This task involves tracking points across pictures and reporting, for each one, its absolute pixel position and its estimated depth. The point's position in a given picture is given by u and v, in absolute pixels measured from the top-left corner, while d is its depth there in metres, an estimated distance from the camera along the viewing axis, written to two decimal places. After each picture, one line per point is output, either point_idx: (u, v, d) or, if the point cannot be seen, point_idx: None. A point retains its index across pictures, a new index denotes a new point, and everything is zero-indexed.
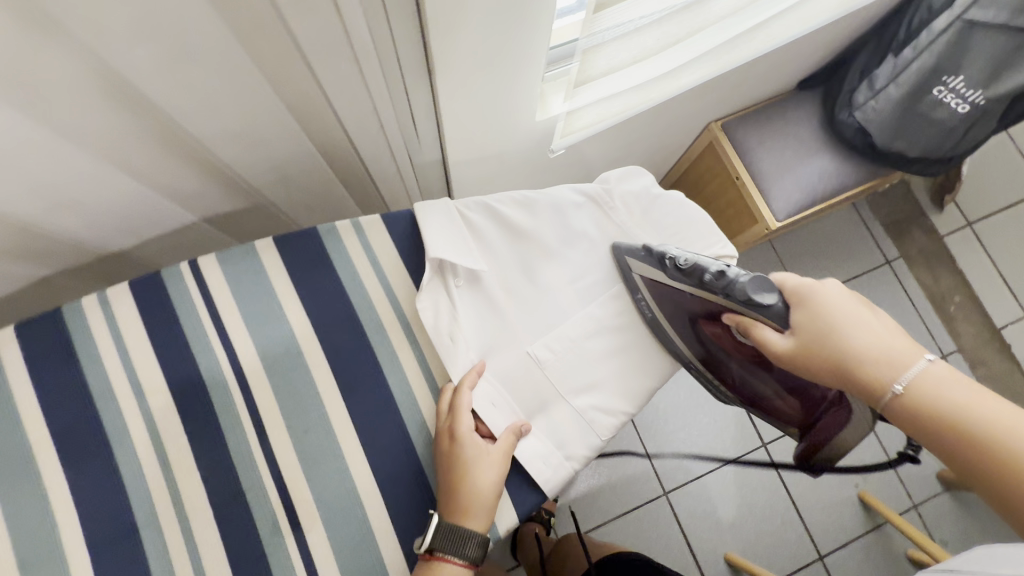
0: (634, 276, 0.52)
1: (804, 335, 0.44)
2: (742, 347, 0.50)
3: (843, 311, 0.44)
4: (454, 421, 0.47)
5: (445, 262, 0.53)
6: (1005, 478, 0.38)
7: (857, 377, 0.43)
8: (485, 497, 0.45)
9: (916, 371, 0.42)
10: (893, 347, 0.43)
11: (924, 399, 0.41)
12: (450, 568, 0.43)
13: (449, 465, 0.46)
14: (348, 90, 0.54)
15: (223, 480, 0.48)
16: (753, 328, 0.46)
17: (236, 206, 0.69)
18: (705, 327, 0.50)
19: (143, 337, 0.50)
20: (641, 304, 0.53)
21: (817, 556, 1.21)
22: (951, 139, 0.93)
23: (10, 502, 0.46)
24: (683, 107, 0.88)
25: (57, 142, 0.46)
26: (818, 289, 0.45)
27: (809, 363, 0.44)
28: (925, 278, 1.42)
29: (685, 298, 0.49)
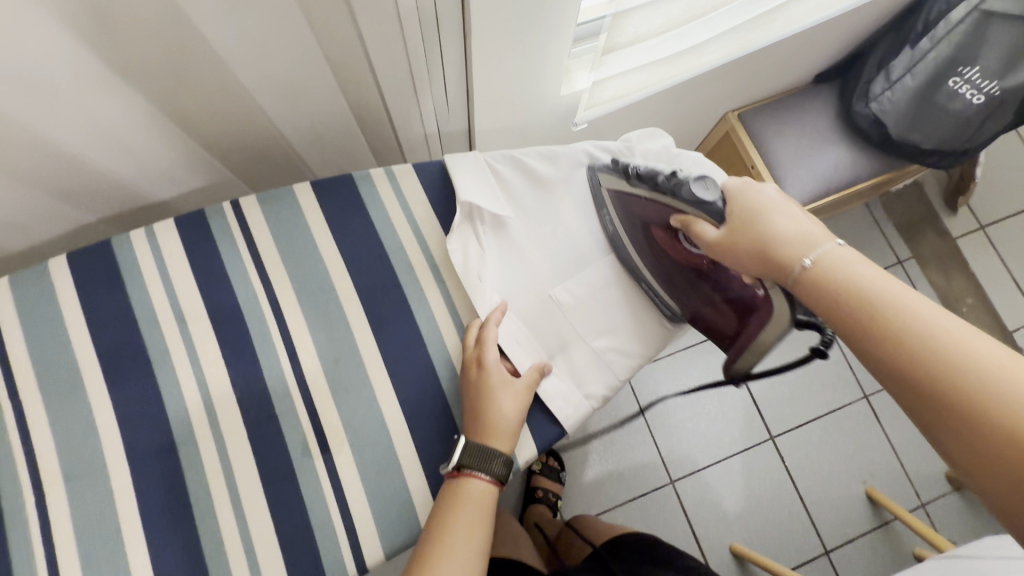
0: (602, 190, 0.54)
1: (732, 221, 0.45)
2: (685, 254, 0.50)
3: (772, 204, 0.45)
4: (481, 352, 0.50)
5: (475, 209, 0.55)
6: (924, 376, 0.34)
7: (773, 258, 0.43)
8: (509, 423, 0.49)
9: (827, 249, 0.41)
10: (816, 238, 0.42)
11: (834, 275, 0.40)
12: (476, 484, 0.46)
13: (475, 391, 0.49)
14: (387, 47, 0.57)
15: (257, 404, 0.50)
16: (693, 224, 0.47)
17: (270, 162, 0.72)
18: (655, 233, 0.51)
19: (187, 268, 0.53)
20: (606, 218, 0.55)
21: (822, 551, 1.20)
22: (968, 131, 0.93)
23: (58, 415, 0.49)
24: (703, 90, 0.90)
25: (120, 79, 0.49)
26: (750, 186, 0.46)
27: (736, 249, 0.45)
28: (937, 279, 1.43)
29: (641, 204, 0.50)
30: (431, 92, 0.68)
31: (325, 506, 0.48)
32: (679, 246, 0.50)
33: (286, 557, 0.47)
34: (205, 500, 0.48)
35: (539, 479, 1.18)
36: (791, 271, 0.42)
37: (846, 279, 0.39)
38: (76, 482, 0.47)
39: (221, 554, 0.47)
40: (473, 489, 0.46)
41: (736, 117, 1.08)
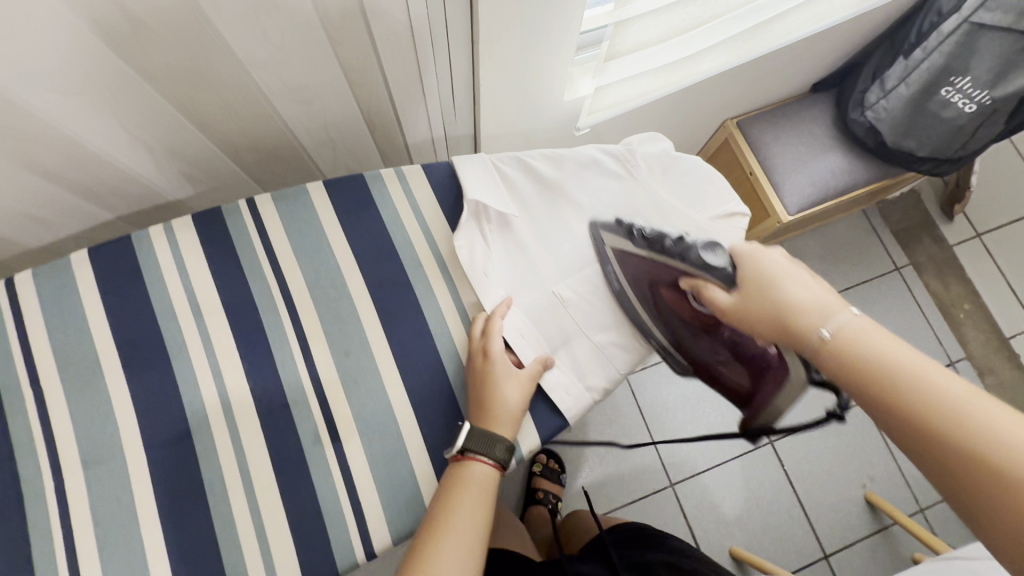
0: (606, 248, 0.56)
1: (746, 289, 0.48)
2: (695, 314, 0.53)
3: (782, 269, 0.47)
4: (486, 343, 0.52)
5: (481, 208, 0.58)
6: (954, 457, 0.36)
7: (790, 327, 0.44)
8: (512, 412, 0.50)
9: (845, 320, 0.42)
10: (829, 303, 0.43)
11: (855, 348, 0.41)
12: (479, 467, 0.48)
13: (480, 381, 0.51)
14: (398, 51, 0.59)
15: (270, 393, 0.52)
16: (703, 288, 0.51)
17: (282, 162, 0.75)
18: (664, 294, 0.54)
19: (203, 263, 0.55)
20: (610, 275, 0.56)
21: (822, 555, 1.21)
22: (960, 138, 0.96)
23: (77, 402, 0.50)
24: (702, 98, 0.93)
25: (143, 81, 0.52)
26: (760, 251, 0.49)
27: (750, 317, 0.47)
28: (934, 285, 1.44)
29: (651, 266, 0.54)
30: (439, 96, 0.70)
31: (335, 493, 0.50)
32: (690, 307, 0.53)
33: (297, 541, 0.49)
34: (219, 486, 0.49)
35: (540, 480, 1.19)
36: (810, 342, 0.43)
37: (868, 351, 0.40)
38: (94, 468, 0.49)
39: (233, 539, 0.48)
40: (483, 474, 0.48)
41: (735, 125, 1.11)
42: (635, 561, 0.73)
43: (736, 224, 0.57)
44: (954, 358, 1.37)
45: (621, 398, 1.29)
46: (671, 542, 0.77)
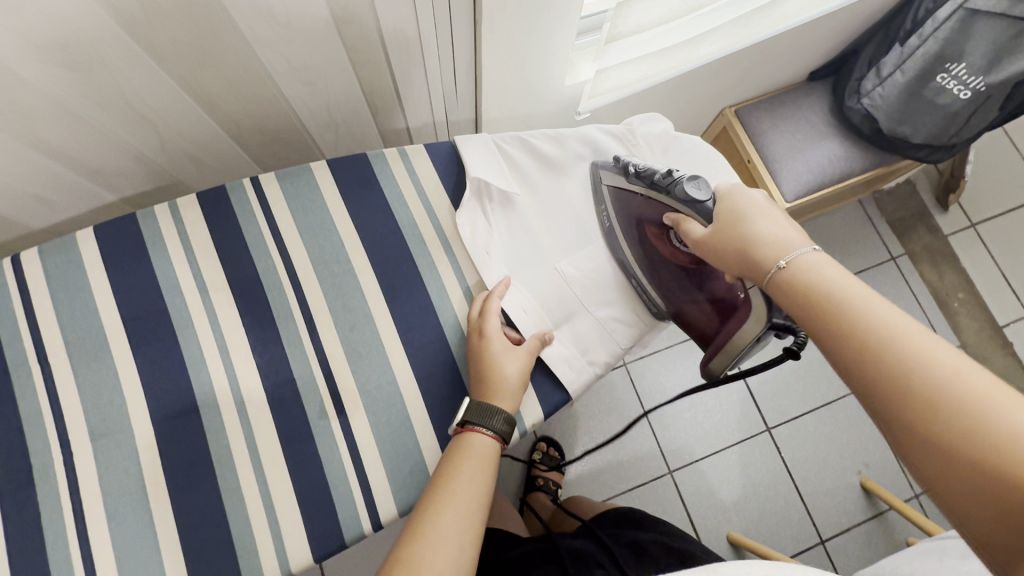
0: (603, 187, 0.57)
1: (720, 222, 0.48)
2: (673, 253, 0.54)
3: (755, 206, 0.47)
4: (483, 321, 0.52)
5: (483, 185, 0.58)
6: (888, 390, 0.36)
7: (752, 259, 0.45)
8: (512, 384, 0.51)
9: (803, 253, 0.43)
10: (792, 243, 0.44)
11: (807, 279, 0.42)
12: (479, 438, 0.49)
13: (480, 357, 0.51)
14: (401, 32, 0.59)
15: (276, 368, 0.53)
16: (684, 222, 0.51)
17: (284, 144, 0.75)
18: (649, 231, 0.55)
19: (208, 240, 0.55)
20: (604, 213, 0.58)
21: (818, 540, 1.22)
22: (955, 124, 0.97)
23: (84, 377, 0.51)
24: (699, 84, 0.94)
25: (147, 58, 0.52)
26: (739, 192, 0.49)
27: (718, 247, 0.48)
28: (929, 275, 1.46)
29: (637, 200, 0.54)
30: (441, 78, 0.70)
31: (341, 465, 0.51)
32: (670, 245, 0.54)
33: (303, 511, 0.49)
34: (226, 460, 0.50)
35: (538, 467, 1.20)
36: (769, 273, 0.44)
37: (819, 283, 0.41)
38: (102, 441, 0.49)
39: (240, 510, 0.49)
40: (485, 448, 0.49)
41: (733, 113, 1.12)
42: (630, 540, 0.73)
43: None
44: (948, 346, 1.39)
45: (620, 386, 1.30)
46: (660, 526, 0.78)
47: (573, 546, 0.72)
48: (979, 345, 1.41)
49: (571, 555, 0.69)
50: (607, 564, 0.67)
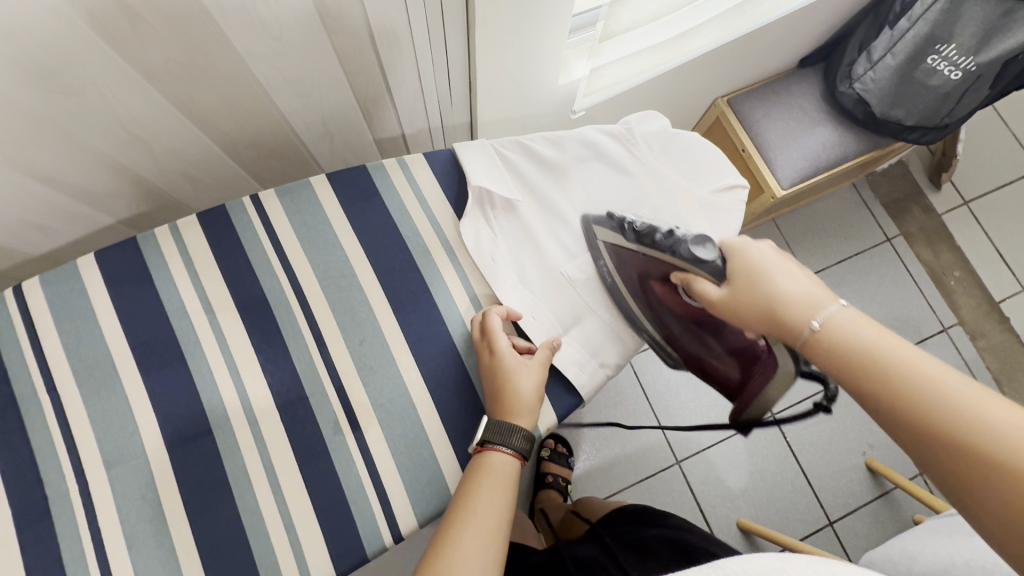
0: (597, 241, 0.56)
1: (736, 283, 0.47)
2: (686, 308, 0.52)
3: (771, 264, 0.46)
4: (490, 341, 0.52)
5: (485, 194, 0.58)
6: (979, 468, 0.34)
7: (778, 320, 0.44)
8: (528, 402, 0.51)
9: (835, 312, 0.41)
10: (817, 297, 0.42)
11: (844, 337, 0.40)
12: (499, 457, 0.49)
13: (493, 375, 0.51)
14: (395, 40, 0.59)
15: (287, 385, 0.53)
16: (694, 281, 0.50)
17: (279, 157, 0.75)
18: (655, 287, 0.53)
19: (211, 261, 0.55)
20: (600, 263, 0.57)
21: (827, 522, 1.24)
22: (947, 105, 0.98)
23: (95, 405, 0.50)
24: (691, 78, 0.94)
25: (140, 79, 0.52)
26: (749, 246, 0.48)
27: (740, 309, 0.46)
28: (925, 254, 1.47)
29: (642, 258, 0.53)
30: (436, 82, 0.70)
31: (358, 480, 0.51)
32: (679, 300, 0.52)
33: (323, 528, 0.49)
34: (243, 481, 0.50)
35: (548, 465, 1.20)
36: (801, 335, 0.42)
37: (846, 334, 0.40)
38: (116, 468, 0.49)
39: (261, 531, 0.49)
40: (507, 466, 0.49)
41: (726, 103, 1.12)
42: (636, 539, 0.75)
43: (737, 197, 0.57)
44: (947, 325, 1.40)
45: (625, 380, 1.30)
46: (664, 517, 0.80)
47: (573, 552, 0.74)
48: (976, 322, 1.42)
49: (574, 560, 0.71)
50: (607, 563, 0.69)
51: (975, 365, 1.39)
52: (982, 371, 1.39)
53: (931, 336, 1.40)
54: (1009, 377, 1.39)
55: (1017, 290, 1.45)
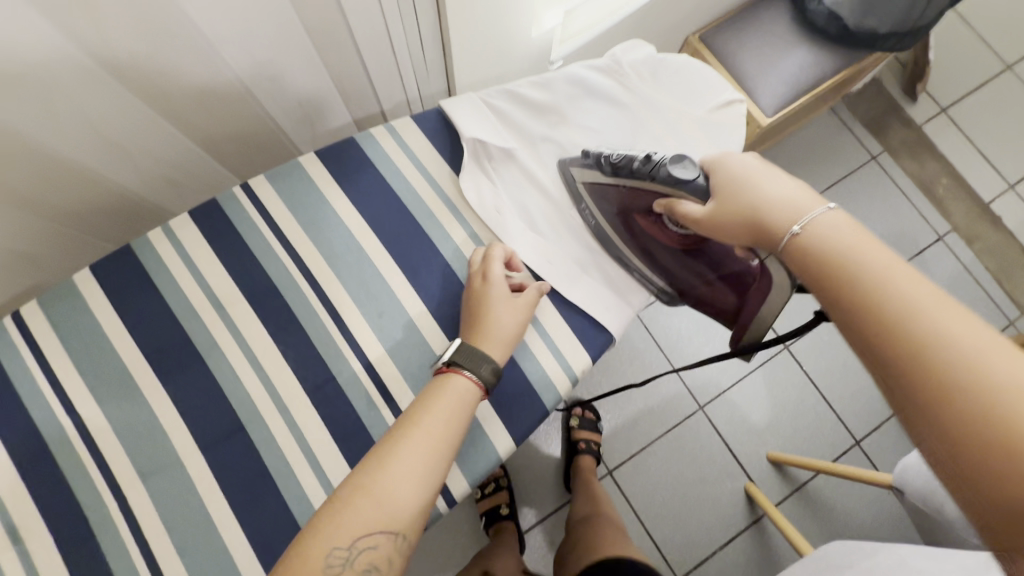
0: (578, 185, 0.56)
1: (718, 197, 0.46)
2: (676, 238, 0.52)
3: (754, 172, 0.45)
4: (487, 267, 0.51)
5: (479, 146, 0.57)
6: (921, 365, 0.33)
7: (762, 226, 0.43)
8: (503, 329, 0.49)
9: (818, 215, 0.40)
10: (800, 203, 0.42)
11: (826, 243, 0.39)
12: (460, 380, 0.46)
13: (476, 300, 0.50)
14: (364, 12, 0.57)
15: (313, 370, 0.51)
16: (675, 204, 0.48)
17: (257, 149, 0.72)
18: (640, 222, 0.53)
19: (212, 256, 0.53)
20: (584, 211, 0.57)
21: (854, 442, 1.26)
22: (917, 8, 0.97)
23: (119, 418, 0.49)
24: (661, 16, 0.92)
25: (107, 80, 0.49)
26: (732, 158, 0.47)
27: (723, 223, 0.45)
28: (910, 167, 1.48)
29: (623, 191, 0.53)
30: (409, 50, 0.67)
31: None
32: (667, 231, 0.52)
33: None
34: (285, 471, 0.49)
35: (579, 432, 1.18)
36: (780, 240, 0.42)
37: (831, 247, 0.39)
38: (153, 478, 0.48)
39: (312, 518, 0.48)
40: (463, 394, 0.46)
41: (698, 39, 1.11)
42: None
43: (735, 113, 0.58)
44: (941, 233, 1.41)
45: (637, 335, 1.30)
46: None
47: None
48: (969, 226, 1.43)
49: None
50: None
51: (974, 268, 1.41)
52: (981, 273, 1.40)
53: (928, 247, 1.42)
54: (1008, 275, 1.41)
55: (1004, 189, 1.46)
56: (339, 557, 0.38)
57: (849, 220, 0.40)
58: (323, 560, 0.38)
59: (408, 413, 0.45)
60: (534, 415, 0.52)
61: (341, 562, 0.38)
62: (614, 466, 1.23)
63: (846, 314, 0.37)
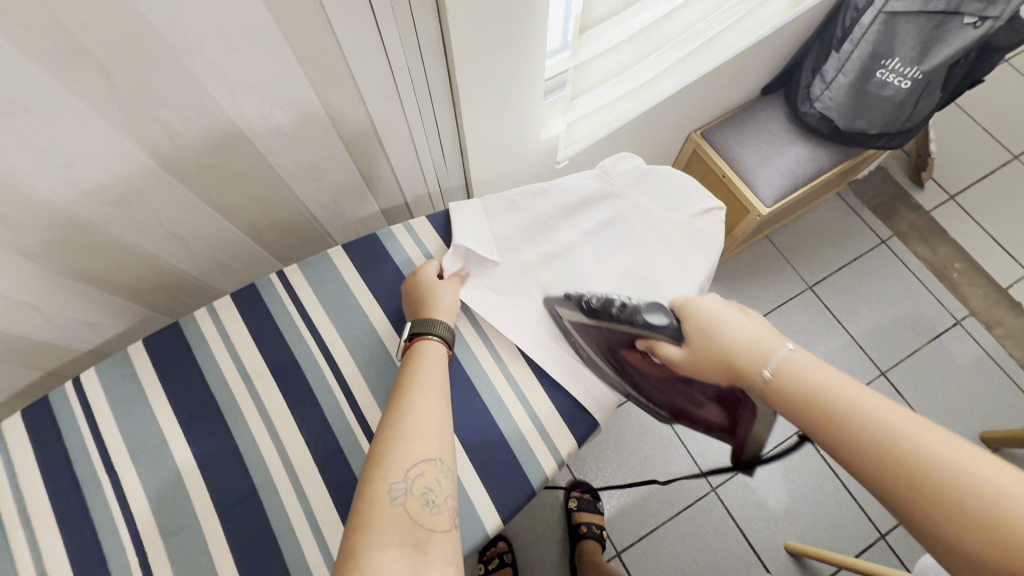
0: (566, 323, 0.61)
1: (692, 344, 0.54)
2: (661, 369, 0.57)
3: (716, 312, 0.54)
4: (417, 269, 0.61)
5: (470, 252, 0.64)
6: (916, 485, 0.38)
7: (735, 367, 0.50)
8: (448, 301, 0.59)
9: (781, 354, 0.47)
10: (761, 338, 0.50)
11: (795, 376, 0.46)
12: (428, 343, 0.55)
13: (418, 291, 0.60)
14: (390, 118, 0.68)
15: (323, 441, 0.57)
16: (656, 345, 0.56)
17: (294, 235, 0.82)
18: (628, 356, 0.59)
19: (246, 334, 0.61)
20: (576, 345, 0.61)
21: (878, 535, 1.20)
22: (905, 110, 1.03)
23: (150, 479, 0.55)
24: (661, 119, 1.02)
25: (177, 185, 0.60)
26: (692, 303, 0.57)
27: (699, 365, 0.53)
28: (923, 251, 1.50)
29: (606, 331, 0.59)
30: (430, 151, 0.78)
31: None
32: (650, 362, 0.58)
33: None
34: (291, 536, 0.53)
35: (579, 515, 1.17)
36: (756, 381, 0.48)
37: (802, 382, 0.45)
38: (172, 538, 0.53)
39: None
40: (435, 352, 0.54)
41: (699, 135, 1.20)
42: None
43: (713, 217, 0.66)
44: (958, 318, 1.41)
45: (646, 410, 1.31)
46: None
47: None
48: (988, 311, 1.42)
49: None
50: None
51: (997, 354, 1.38)
52: (1005, 359, 1.38)
53: (945, 331, 1.41)
54: None
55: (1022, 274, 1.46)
56: (399, 488, 0.42)
57: (806, 353, 0.48)
58: (387, 496, 0.42)
59: (400, 385, 0.51)
60: (521, 495, 0.55)
61: (402, 494, 0.42)
62: (623, 548, 1.20)
63: (839, 454, 0.42)
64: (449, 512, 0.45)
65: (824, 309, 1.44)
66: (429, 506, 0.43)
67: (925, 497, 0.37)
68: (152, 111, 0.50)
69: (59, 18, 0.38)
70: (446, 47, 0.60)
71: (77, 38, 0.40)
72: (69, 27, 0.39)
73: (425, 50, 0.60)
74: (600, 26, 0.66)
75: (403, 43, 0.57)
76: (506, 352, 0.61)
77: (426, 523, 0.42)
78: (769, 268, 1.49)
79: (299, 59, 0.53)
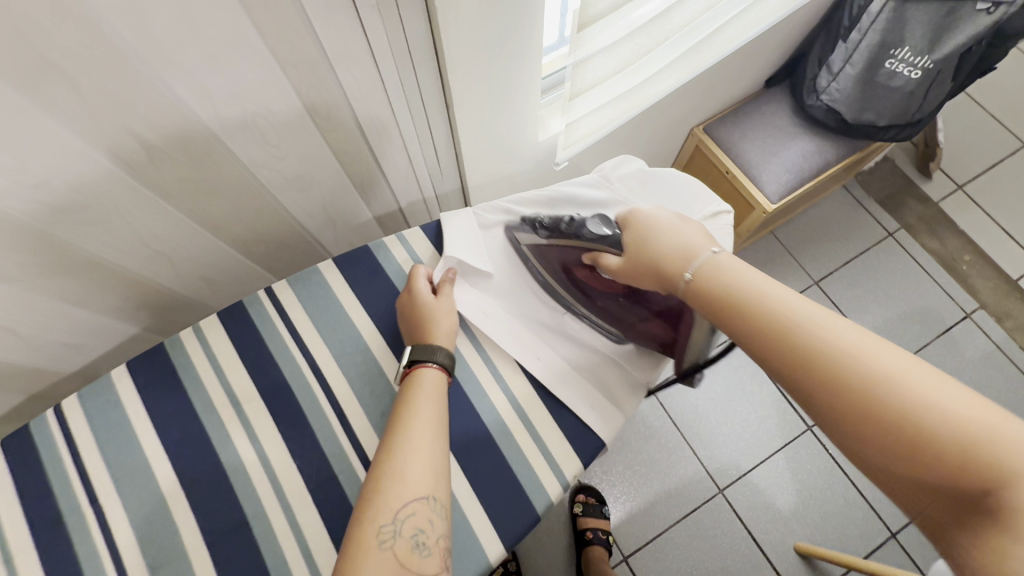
0: (523, 248, 0.61)
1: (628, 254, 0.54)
2: (609, 284, 0.58)
3: (655, 222, 0.54)
4: (409, 283, 0.58)
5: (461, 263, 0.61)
6: (797, 359, 0.40)
7: (663, 271, 0.51)
8: (446, 325, 0.56)
9: (706, 258, 0.48)
10: (692, 243, 0.51)
11: (713, 275, 0.47)
12: (428, 372, 0.52)
13: (412, 309, 0.57)
14: (380, 124, 0.65)
15: (317, 468, 0.54)
16: (601, 257, 0.56)
17: (285, 246, 0.79)
18: (579, 274, 0.59)
19: (234, 356, 0.58)
20: (533, 269, 0.61)
21: (889, 535, 1.17)
22: (914, 101, 1.00)
23: (136, 511, 0.52)
24: (663, 115, 0.99)
25: (157, 201, 0.57)
26: (634, 213, 0.56)
27: (635, 274, 0.54)
28: (931, 243, 1.46)
29: (558, 251, 0.59)
30: (423, 156, 0.75)
31: None
32: (599, 279, 0.58)
33: None
34: (284, 569, 0.51)
35: (585, 520, 1.15)
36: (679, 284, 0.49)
37: (722, 278, 0.46)
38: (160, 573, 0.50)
39: None
40: (435, 381, 0.51)
41: (702, 130, 1.17)
42: None
43: (721, 222, 0.63)
44: (967, 311, 1.38)
45: (651, 412, 1.29)
46: None
47: None
48: (998, 302, 1.39)
49: None
50: None
51: (1007, 347, 1.35)
52: (1016, 352, 1.35)
53: (955, 324, 1.38)
54: None
55: None
56: (388, 530, 0.41)
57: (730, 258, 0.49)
58: (376, 539, 0.41)
59: (398, 413, 0.49)
60: (525, 520, 0.53)
61: (390, 536, 0.41)
62: (630, 552, 1.18)
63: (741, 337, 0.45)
64: (441, 554, 0.43)
65: (831, 305, 1.41)
66: (420, 549, 0.41)
67: (813, 370, 0.39)
68: (125, 124, 0.47)
69: (15, 30, 0.35)
70: (435, 44, 0.57)
71: (38, 51, 0.37)
72: (27, 40, 0.36)
73: (415, 53, 0.57)
74: (599, 22, 0.63)
75: (392, 45, 0.54)
76: (506, 368, 0.59)
77: (414, 569, 0.40)
78: (775, 264, 1.46)
79: (281, 66, 0.50)
